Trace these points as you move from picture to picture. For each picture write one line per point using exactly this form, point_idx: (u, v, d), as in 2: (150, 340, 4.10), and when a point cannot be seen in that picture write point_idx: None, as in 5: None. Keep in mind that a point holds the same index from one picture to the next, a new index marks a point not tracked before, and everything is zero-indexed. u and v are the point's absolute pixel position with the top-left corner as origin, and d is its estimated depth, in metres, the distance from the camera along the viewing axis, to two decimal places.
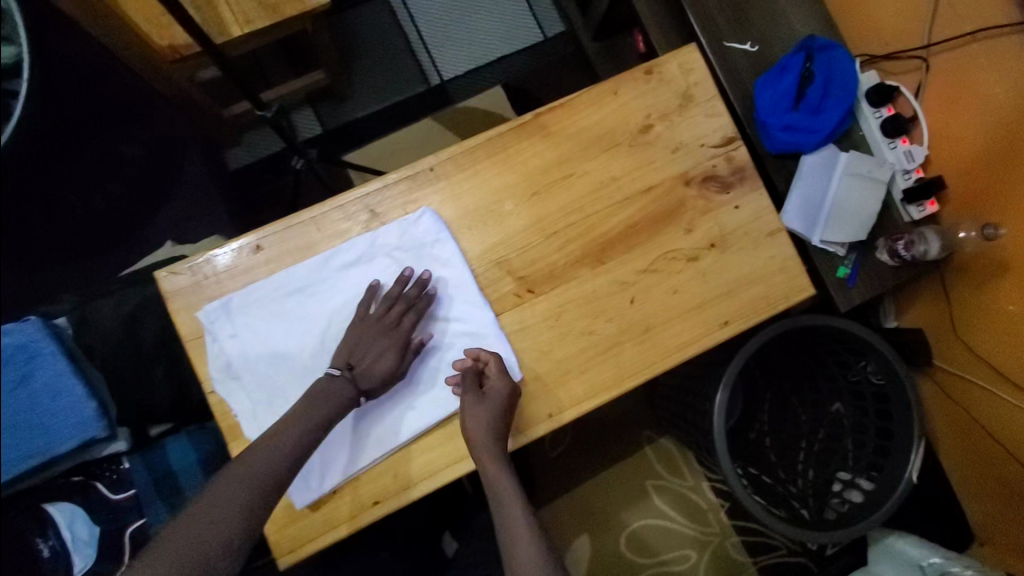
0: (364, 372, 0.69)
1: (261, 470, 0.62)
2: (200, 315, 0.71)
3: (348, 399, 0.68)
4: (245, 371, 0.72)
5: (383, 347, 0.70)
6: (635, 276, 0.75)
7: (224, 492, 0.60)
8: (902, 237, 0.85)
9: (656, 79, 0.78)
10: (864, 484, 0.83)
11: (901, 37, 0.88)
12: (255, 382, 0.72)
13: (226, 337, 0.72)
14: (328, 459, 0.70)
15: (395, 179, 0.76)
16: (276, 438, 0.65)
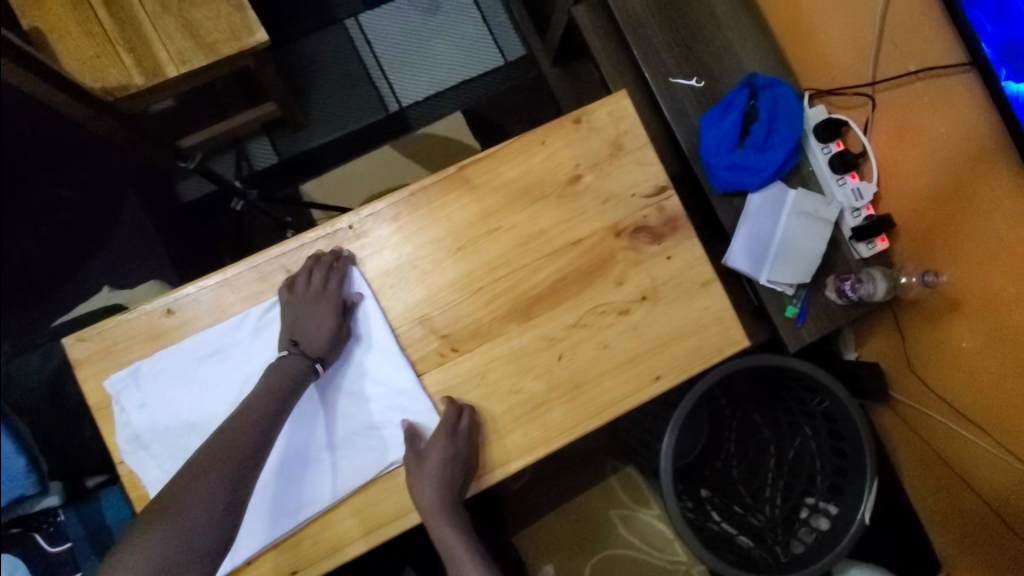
0: (308, 343, 0.67)
1: (200, 497, 0.58)
2: (105, 384, 0.64)
3: (305, 372, 0.66)
4: (155, 442, 0.65)
5: (323, 317, 0.67)
6: (564, 331, 0.72)
7: (162, 527, 0.56)
8: (850, 276, 0.92)
9: (585, 128, 0.75)
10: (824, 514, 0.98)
11: (847, 73, 0.93)
12: (166, 452, 0.65)
13: (134, 408, 0.65)
14: (265, 515, 0.67)
15: (315, 237, 0.70)
16: (206, 468, 0.59)
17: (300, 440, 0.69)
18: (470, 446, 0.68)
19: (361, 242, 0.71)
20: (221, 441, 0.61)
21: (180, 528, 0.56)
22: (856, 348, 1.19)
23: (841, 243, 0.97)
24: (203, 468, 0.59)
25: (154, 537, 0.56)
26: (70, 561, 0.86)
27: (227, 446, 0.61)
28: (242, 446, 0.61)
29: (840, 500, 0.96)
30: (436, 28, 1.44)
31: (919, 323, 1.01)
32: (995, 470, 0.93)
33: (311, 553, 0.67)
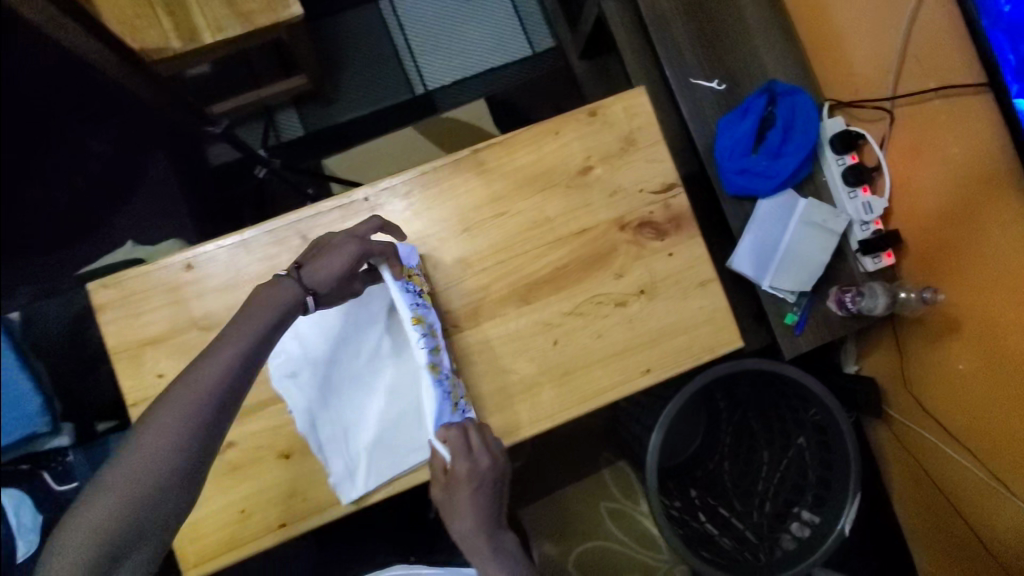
0: (310, 269, 0.63)
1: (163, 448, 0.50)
2: None
3: (295, 303, 0.61)
4: (305, 369, 0.69)
5: (339, 255, 0.64)
6: (561, 318, 0.74)
7: (125, 482, 0.49)
8: (852, 289, 0.93)
9: (600, 122, 0.77)
10: (811, 517, 0.99)
11: (869, 86, 0.93)
12: (313, 381, 0.69)
13: (289, 339, 0.69)
14: (401, 441, 0.70)
15: (330, 207, 0.72)
16: (172, 415, 0.52)
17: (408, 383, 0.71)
18: (480, 470, 0.63)
19: (374, 215, 0.73)
20: (188, 388, 0.53)
21: (146, 483, 0.49)
22: (857, 362, 1.18)
23: (847, 255, 0.97)
24: (168, 417, 0.51)
25: (112, 498, 0.48)
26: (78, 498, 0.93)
27: (194, 395, 0.53)
28: (205, 393, 0.53)
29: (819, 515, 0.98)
30: (468, 13, 1.46)
31: (916, 345, 1.01)
32: (984, 492, 0.94)
33: (301, 510, 0.69)
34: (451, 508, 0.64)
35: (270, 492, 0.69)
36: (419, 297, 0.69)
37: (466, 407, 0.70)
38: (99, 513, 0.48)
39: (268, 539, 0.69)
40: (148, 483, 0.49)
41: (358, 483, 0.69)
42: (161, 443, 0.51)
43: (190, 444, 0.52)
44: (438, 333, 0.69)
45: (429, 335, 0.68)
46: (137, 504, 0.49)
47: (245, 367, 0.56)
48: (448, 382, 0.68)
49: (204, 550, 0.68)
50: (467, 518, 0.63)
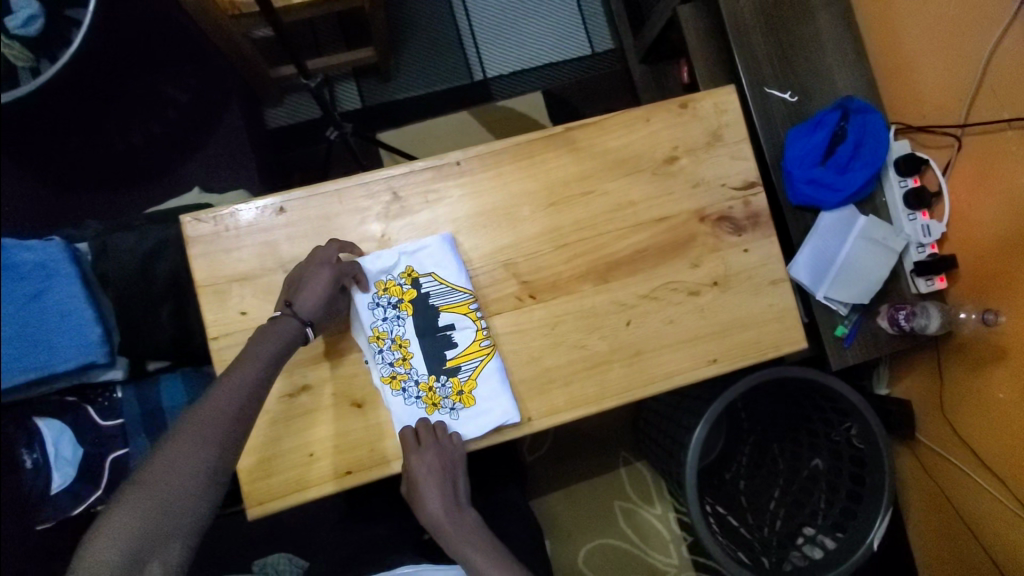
0: (298, 303, 0.66)
1: (189, 456, 0.56)
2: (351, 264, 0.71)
3: (295, 335, 0.66)
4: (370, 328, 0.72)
5: (315, 281, 0.67)
6: (635, 300, 0.76)
7: (147, 491, 0.53)
8: (905, 307, 0.95)
9: (689, 114, 0.79)
10: (829, 541, 0.97)
11: (940, 113, 0.95)
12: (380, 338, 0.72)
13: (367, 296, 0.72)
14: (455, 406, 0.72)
15: (423, 166, 0.74)
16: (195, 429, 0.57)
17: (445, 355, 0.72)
18: (435, 461, 0.68)
19: (462, 181, 0.74)
20: (208, 405, 0.59)
21: (169, 493, 0.54)
22: (888, 385, 1.21)
23: (900, 275, 1.00)
24: (190, 431, 0.57)
25: (137, 505, 0.53)
26: (121, 436, 0.93)
27: (218, 408, 0.59)
28: (224, 412, 0.59)
29: (842, 536, 0.96)
30: (533, 7, 1.48)
31: (958, 371, 1.03)
32: (1008, 522, 0.96)
33: (369, 460, 0.70)
34: (417, 498, 0.68)
35: (341, 440, 0.70)
36: (393, 309, 0.72)
37: (454, 404, 0.71)
38: (131, 515, 0.52)
39: (326, 486, 0.70)
40: (175, 490, 0.54)
41: None
42: (184, 453, 0.56)
43: (212, 455, 0.57)
44: (408, 339, 0.72)
45: (393, 344, 0.71)
46: (163, 511, 0.53)
47: (259, 387, 0.62)
48: (422, 382, 0.71)
49: (268, 491, 0.69)
50: (433, 503, 0.68)
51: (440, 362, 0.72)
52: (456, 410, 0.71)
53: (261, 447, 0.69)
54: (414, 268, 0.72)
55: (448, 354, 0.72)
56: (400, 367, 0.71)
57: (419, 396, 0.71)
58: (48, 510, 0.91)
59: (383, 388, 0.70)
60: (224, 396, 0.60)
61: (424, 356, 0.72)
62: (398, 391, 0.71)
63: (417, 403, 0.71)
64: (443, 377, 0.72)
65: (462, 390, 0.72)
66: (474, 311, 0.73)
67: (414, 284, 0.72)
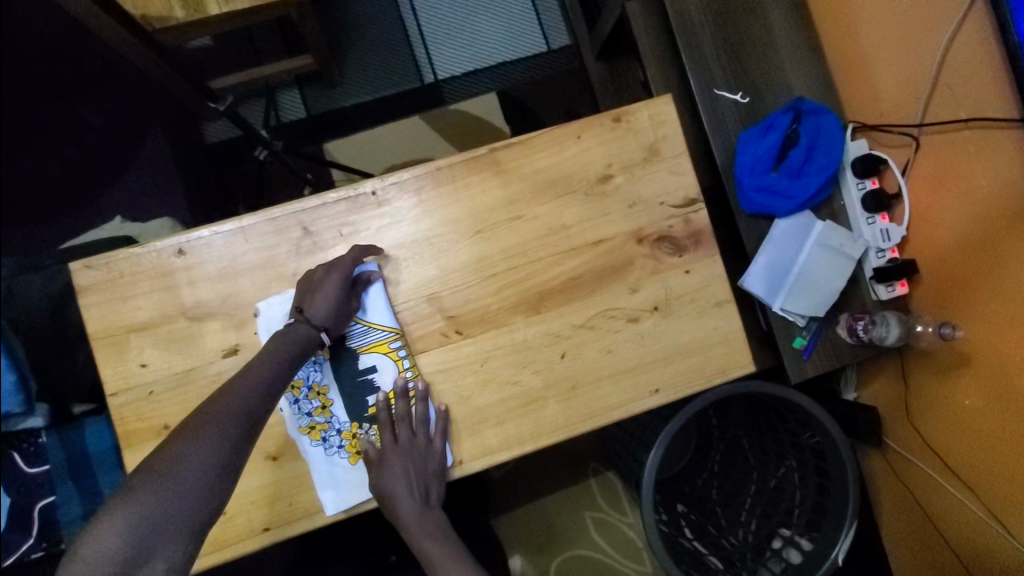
0: (310, 307, 0.64)
1: (200, 450, 0.54)
2: (261, 306, 0.66)
3: (307, 341, 0.63)
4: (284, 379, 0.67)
5: (327, 284, 0.64)
6: (570, 330, 0.71)
7: (140, 505, 0.50)
8: (864, 318, 0.91)
9: (624, 128, 0.73)
10: (804, 543, 0.95)
11: (896, 111, 0.91)
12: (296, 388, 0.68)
13: None
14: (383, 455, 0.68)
15: (336, 198, 0.69)
16: (191, 443, 0.54)
17: (369, 400, 0.68)
18: (414, 450, 0.67)
19: (380, 211, 0.69)
20: (214, 411, 0.56)
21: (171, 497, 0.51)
22: (856, 389, 1.18)
23: (860, 282, 0.96)
24: (194, 435, 0.54)
25: (137, 505, 0.50)
26: (49, 483, 0.88)
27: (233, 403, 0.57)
28: (228, 423, 0.56)
29: (817, 536, 0.93)
30: (484, 4, 1.41)
31: (924, 377, 0.99)
32: (981, 532, 0.93)
33: (289, 514, 0.66)
34: (385, 497, 0.65)
35: (261, 495, 0.66)
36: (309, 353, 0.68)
37: None
38: (140, 505, 0.50)
39: (247, 545, 0.65)
40: (176, 496, 0.51)
41: (339, 495, 0.66)
42: (187, 458, 0.53)
43: (208, 471, 0.53)
44: (327, 384, 0.68)
45: (311, 392, 0.67)
46: (163, 512, 0.51)
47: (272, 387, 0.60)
48: (344, 431, 0.67)
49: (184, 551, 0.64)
50: (400, 506, 0.65)
51: (362, 409, 0.68)
52: None
53: None
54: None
55: (370, 399, 0.68)
56: (320, 416, 0.67)
57: (341, 445, 0.67)
58: None
59: (301, 438, 0.66)
60: (230, 404, 0.57)
61: (345, 402, 0.68)
62: (318, 441, 0.67)
63: (340, 453, 0.67)
64: (366, 424, 0.68)
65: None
66: (395, 349, 0.68)
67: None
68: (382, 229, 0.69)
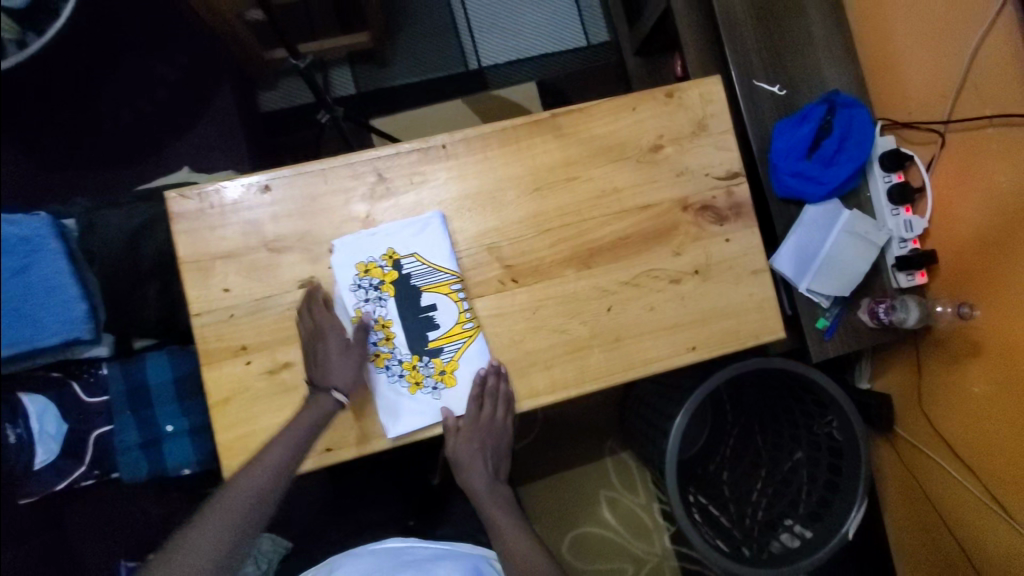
0: (321, 377, 0.68)
1: (282, 452, 0.66)
2: (337, 243, 0.71)
3: (322, 406, 0.67)
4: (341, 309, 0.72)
5: (328, 349, 0.69)
6: (617, 286, 0.76)
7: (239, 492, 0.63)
8: (885, 301, 0.97)
9: (675, 103, 0.79)
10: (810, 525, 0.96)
11: (924, 109, 0.96)
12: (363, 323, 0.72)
13: (349, 286, 0.72)
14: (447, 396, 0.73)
15: (409, 148, 0.74)
16: (278, 445, 0.66)
17: (433, 335, 0.73)
18: (492, 424, 0.73)
19: (448, 164, 0.75)
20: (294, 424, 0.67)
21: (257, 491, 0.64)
22: (870, 379, 1.21)
23: (882, 270, 1.01)
24: (279, 444, 0.66)
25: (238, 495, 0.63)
26: (106, 412, 0.95)
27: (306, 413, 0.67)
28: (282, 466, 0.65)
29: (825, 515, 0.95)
30: None
31: (935, 366, 1.04)
32: (983, 514, 0.97)
33: (348, 437, 0.71)
34: (460, 460, 0.75)
35: None
36: (375, 291, 0.72)
37: (437, 383, 0.73)
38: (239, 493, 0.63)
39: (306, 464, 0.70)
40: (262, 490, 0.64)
41: (398, 422, 0.71)
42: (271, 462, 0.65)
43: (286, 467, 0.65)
44: (392, 319, 0.73)
45: (376, 324, 0.72)
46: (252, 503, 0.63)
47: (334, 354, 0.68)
48: (405, 361, 0.72)
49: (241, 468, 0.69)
50: (471, 472, 0.76)
51: (422, 342, 0.73)
52: (438, 390, 0.73)
53: (242, 425, 0.70)
54: (396, 249, 0.73)
55: (431, 334, 0.73)
56: (384, 346, 0.72)
57: (401, 374, 0.72)
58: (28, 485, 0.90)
59: (366, 363, 0.72)
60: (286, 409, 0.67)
61: (407, 335, 0.73)
62: (381, 367, 0.72)
63: (400, 381, 0.72)
64: (425, 357, 0.73)
65: (444, 369, 0.73)
66: (454, 290, 0.74)
67: (396, 266, 0.73)
68: (448, 180, 0.75)
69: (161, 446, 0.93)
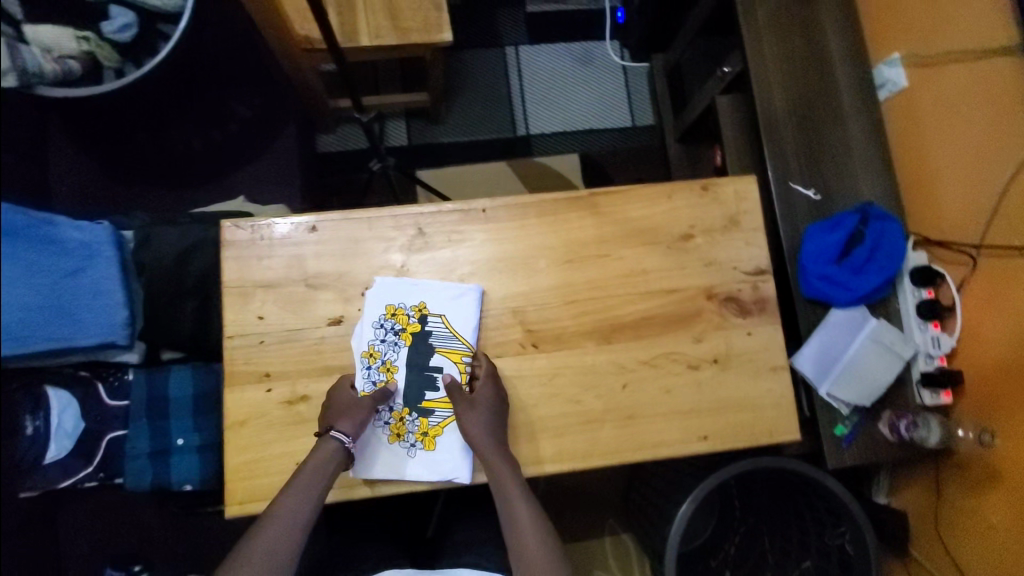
0: (325, 423, 0.69)
1: (305, 495, 0.66)
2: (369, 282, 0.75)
3: (325, 445, 0.68)
4: (353, 344, 0.74)
5: (336, 402, 0.70)
6: (635, 364, 0.77)
7: (266, 541, 0.64)
8: (906, 417, 0.96)
9: (710, 197, 0.82)
10: None
11: (957, 231, 0.98)
12: (380, 367, 0.74)
13: (373, 327, 0.75)
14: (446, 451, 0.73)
15: (453, 208, 0.78)
16: (300, 487, 0.66)
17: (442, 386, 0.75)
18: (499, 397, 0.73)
19: (487, 227, 0.79)
20: (315, 461, 0.68)
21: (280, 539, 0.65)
22: (887, 495, 1.16)
23: (908, 383, 1.00)
24: (302, 486, 0.66)
25: (264, 541, 0.64)
26: (123, 417, 0.97)
27: (323, 451, 0.68)
28: (313, 495, 0.66)
29: None
30: (582, 77, 1.57)
31: (955, 490, 0.99)
32: None
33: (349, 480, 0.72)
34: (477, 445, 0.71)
35: None
36: (394, 335, 0.75)
37: (415, 441, 0.73)
38: (266, 540, 0.64)
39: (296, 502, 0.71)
40: (287, 534, 0.65)
41: (391, 467, 0.72)
42: (297, 509, 0.65)
43: (308, 510, 0.66)
44: (398, 365, 0.75)
45: (383, 365, 0.74)
46: (278, 548, 0.64)
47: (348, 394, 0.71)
48: (395, 411, 0.74)
49: (244, 493, 0.70)
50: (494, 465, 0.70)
51: (416, 399, 0.74)
52: (414, 448, 0.73)
53: (253, 449, 0.71)
54: (428, 304, 0.76)
55: (428, 395, 0.75)
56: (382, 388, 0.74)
57: (388, 421, 0.73)
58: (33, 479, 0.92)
59: None
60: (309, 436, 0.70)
61: (407, 386, 0.75)
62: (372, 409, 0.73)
63: (384, 427, 0.73)
64: (415, 413, 0.74)
65: (427, 432, 0.74)
66: (464, 361, 0.76)
67: (422, 319, 0.76)
68: (485, 239, 0.78)
69: (168, 459, 0.94)
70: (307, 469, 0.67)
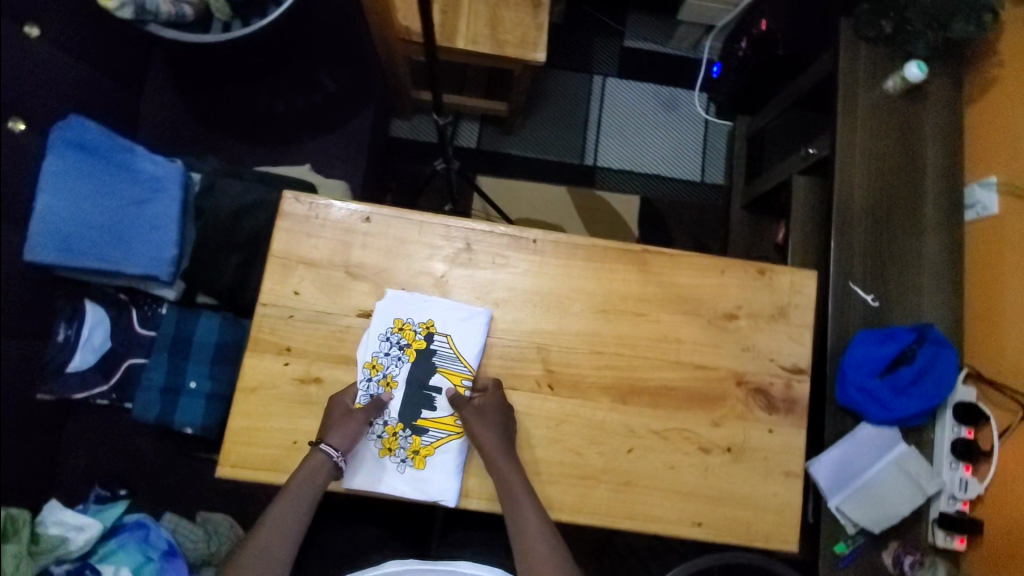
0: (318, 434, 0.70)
1: (300, 498, 0.67)
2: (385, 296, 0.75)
3: (317, 456, 0.69)
4: (361, 347, 0.74)
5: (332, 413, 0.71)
6: (645, 432, 0.75)
7: (262, 543, 0.66)
8: (913, 554, 0.91)
9: (764, 282, 0.80)
10: None
11: (1015, 377, 0.92)
12: (392, 370, 0.74)
13: (393, 331, 0.75)
14: (432, 472, 0.73)
15: (504, 232, 0.78)
16: (295, 489, 0.68)
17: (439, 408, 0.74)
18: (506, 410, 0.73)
19: (533, 258, 0.78)
20: (312, 464, 0.69)
21: (276, 540, 0.66)
22: None
23: (922, 518, 0.95)
24: (298, 487, 0.68)
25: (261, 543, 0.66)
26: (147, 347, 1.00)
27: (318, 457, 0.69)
28: (316, 484, 0.68)
29: None
30: (662, 122, 1.55)
31: None
32: None
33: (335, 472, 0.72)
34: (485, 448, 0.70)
35: None
36: (398, 349, 0.75)
37: (406, 457, 0.73)
38: (264, 541, 0.66)
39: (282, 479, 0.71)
40: (283, 537, 0.66)
41: (373, 478, 0.72)
42: (292, 511, 0.67)
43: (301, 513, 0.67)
44: (398, 382, 0.74)
45: (382, 380, 0.74)
46: (275, 550, 0.66)
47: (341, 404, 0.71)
48: (388, 425, 0.73)
49: (238, 457, 0.71)
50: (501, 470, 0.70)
51: (416, 413, 0.74)
52: (403, 464, 0.73)
53: (257, 417, 0.72)
54: (435, 322, 0.76)
55: (423, 413, 0.74)
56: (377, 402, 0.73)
57: (380, 435, 0.73)
58: (53, 384, 0.96)
59: None
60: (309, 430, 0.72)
61: (400, 403, 0.74)
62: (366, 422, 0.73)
63: (375, 441, 0.73)
64: (407, 430, 0.73)
65: (418, 450, 0.73)
66: (463, 385, 0.74)
67: (427, 337, 0.75)
68: (528, 270, 0.78)
69: (178, 399, 0.97)
70: (304, 470, 0.68)
